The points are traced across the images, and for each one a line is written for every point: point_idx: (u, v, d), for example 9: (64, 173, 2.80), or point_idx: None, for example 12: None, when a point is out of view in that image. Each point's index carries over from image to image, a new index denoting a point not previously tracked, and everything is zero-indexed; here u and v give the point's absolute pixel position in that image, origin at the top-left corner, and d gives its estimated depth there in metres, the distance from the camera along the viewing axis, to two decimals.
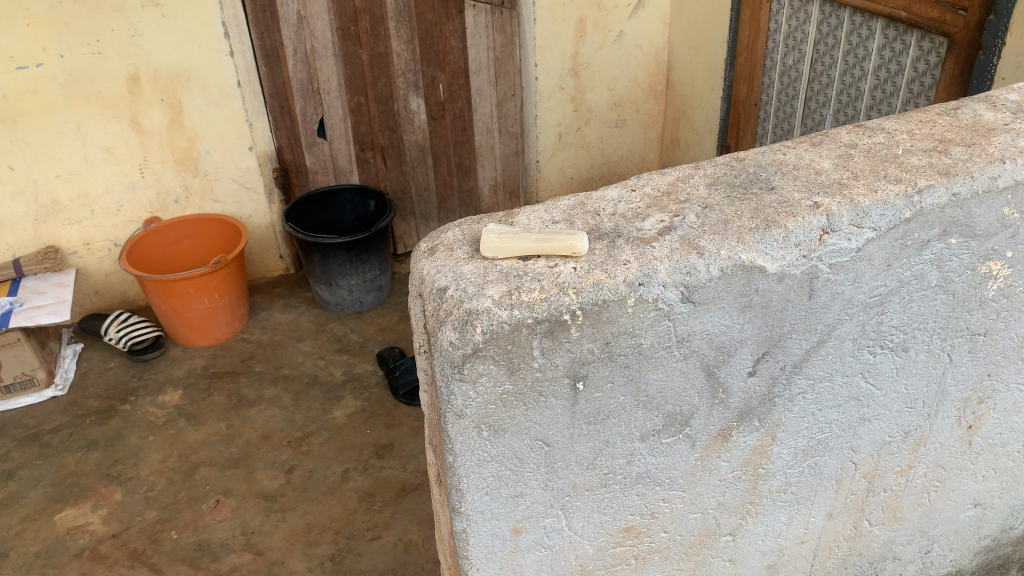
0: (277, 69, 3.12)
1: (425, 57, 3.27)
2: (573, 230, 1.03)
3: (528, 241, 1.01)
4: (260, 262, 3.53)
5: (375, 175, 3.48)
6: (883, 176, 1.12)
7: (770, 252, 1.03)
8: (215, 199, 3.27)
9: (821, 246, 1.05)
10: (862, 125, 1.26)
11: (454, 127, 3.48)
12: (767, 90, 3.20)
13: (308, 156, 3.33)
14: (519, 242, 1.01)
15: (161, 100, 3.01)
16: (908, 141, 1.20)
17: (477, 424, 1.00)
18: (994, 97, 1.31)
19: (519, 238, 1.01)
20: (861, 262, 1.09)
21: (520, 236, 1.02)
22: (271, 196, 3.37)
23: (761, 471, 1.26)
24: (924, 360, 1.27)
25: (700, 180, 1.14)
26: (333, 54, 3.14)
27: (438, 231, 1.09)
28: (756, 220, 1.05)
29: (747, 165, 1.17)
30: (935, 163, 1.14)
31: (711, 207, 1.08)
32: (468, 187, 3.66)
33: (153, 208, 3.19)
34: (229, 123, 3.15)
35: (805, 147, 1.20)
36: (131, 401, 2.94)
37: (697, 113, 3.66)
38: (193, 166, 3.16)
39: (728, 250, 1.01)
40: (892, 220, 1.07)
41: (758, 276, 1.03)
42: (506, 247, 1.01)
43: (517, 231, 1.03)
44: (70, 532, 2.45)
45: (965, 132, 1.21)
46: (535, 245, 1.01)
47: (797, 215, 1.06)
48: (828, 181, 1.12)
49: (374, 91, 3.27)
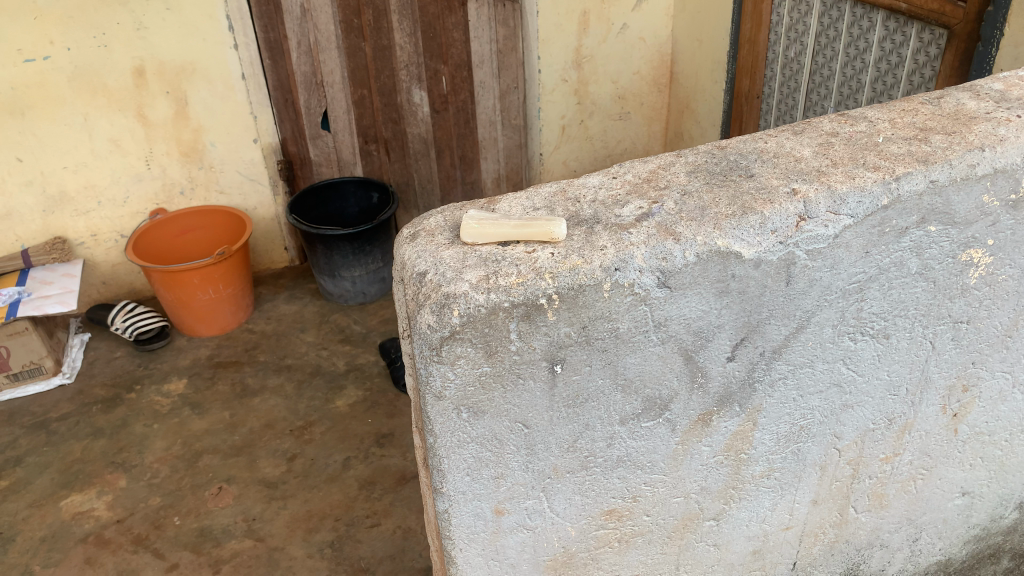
0: (281, 62, 3.15)
1: (428, 50, 3.29)
2: (552, 217, 1.05)
3: (507, 228, 1.03)
4: (265, 253, 3.56)
5: (379, 168, 3.50)
6: (861, 164, 1.13)
7: (746, 238, 1.04)
8: (220, 191, 3.30)
9: (798, 232, 1.07)
10: (846, 114, 1.27)
11: (457, 120, 3.50)
12: (770, 82, 3.20)
13: (312, 148, 3.36)
14: (498, 228, 1.03)
15: (166, 92, 3.04)
16: (889, 129, 1.21)
17: (456, 405, 1.02)
18: (979, 86, 1.31)
19: (498, 225, 1.04)
20: (839, 249, 1.10)
21: (499, 222, 1.04)
22: (276, 188, 3.40)
23: (743, 456, 1.28)
24: (906, 347, 1.28)
25: (681, 168, 1.15)
26: (336, 47, 3.17)
27: (421, 217, 1.11)
28: (733, 207, 1.07)
29: (728, 153, 1.19)
30: (914, 151, 1.15)
31: (690, 193, 1.10)
32: (471, 179, 3.68)
33: (158, 199, 3.23)
34: (234, 115, 3.18)
35: (786, 136, 1.21)
36: (137, 390, 2.98)
37: (700, 106, 3.66)
38: (199, 158, 3.20)
39: (705, 235, 1.03)
40: (869, 207, 1.09)
41: (734, 262, 1.04)
42: (486, 232, 1.03)
43: (497, 217, 1.05)
44: (75, 518, 2.49)
45: (947, 120, 1.22)
46: (513, 232, 1.03)
47: (774, 202, 1.07)
48: (807, 168, 1.13)
49: (377, 83, 3.30)
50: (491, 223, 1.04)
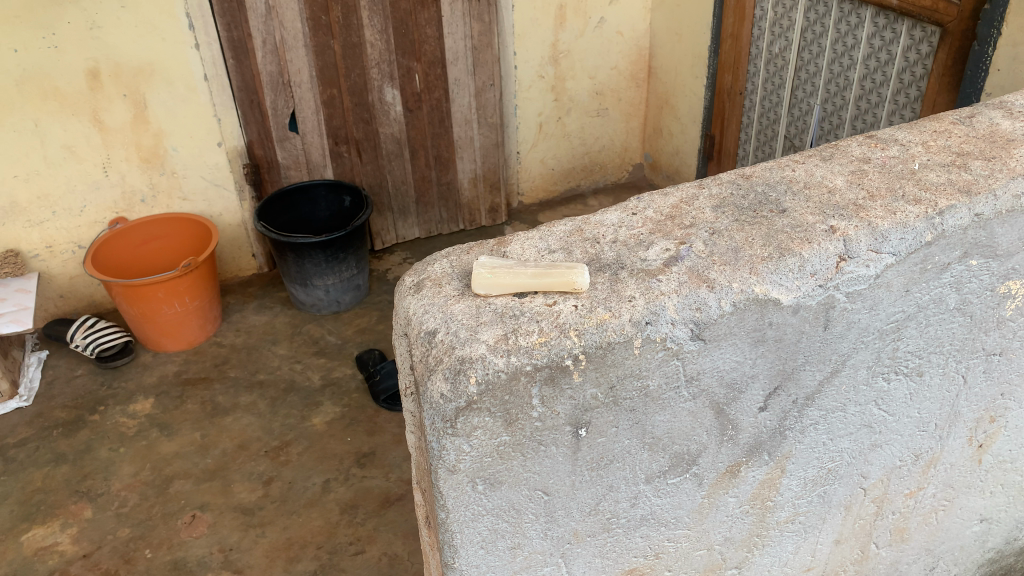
0: (246, 62, 2.98)
1: (400, 48, 3.16)
2: (572, 263, 0.95)
3: (524, 276, 0.93)
4: (232, 261, 3.41)
5: (350, 170, 3.36)
6: (900, 195, 1.04)
7: (785, 283, 0.95)
8: (184, 197, 3.14)
9: (838, 274, 0.97)
10: (874, 136, 1.18)
11: (431, 119, 3.38)
12: (753, 79, 3.12)
13: (280, 151, 3.20)
14: (515, 277, 0.93)
15: (123, 95, 2.86)
16: (924, 154, 1.12)
17: (471, 478, 0.92)
18: (1008, 102, 1.24)
19: (515, 273, 0.93)
20: (879, 289, 1.01)
21: (516, 269, 0.94)
22: (242, 193, 3.24)
23: (769, 504, 1.20)
24: (939, 382, 1.20)
25: (706, 202, 1.06)
26: (304, 45, 3.01)
27: (424, 263, 1.00)
28: (769, 248, 0.97)
29: (754, 183, 1.09)
30: (954, 179, 1.06)
31: (719, 232, 1.00)
32: (447, 180, 3.57)
33: (118, 208, 3.05)
34: (196, 118, 3.02)
35: (814, 162, 1.13)
36: (100, 411, 2.82)
37: (680, 102, 3.59)
38: (160, 164, 3.03)
39: (741, 282, 0.93)
40: (912, 244, 1.00)
41: (772, 309, 0.95)
42: (500, 284, 0.92)
43: (511, 264, 0.95)
44: (37, 554, 2.34)
45: (983, 143, 1.14)
46: (531, 281, 0.93)
47: (812, 241, 0.98)
48: (843, 201, 1.04)
49: (348, 83, 3.15)
50: (507, 268, 0.94)
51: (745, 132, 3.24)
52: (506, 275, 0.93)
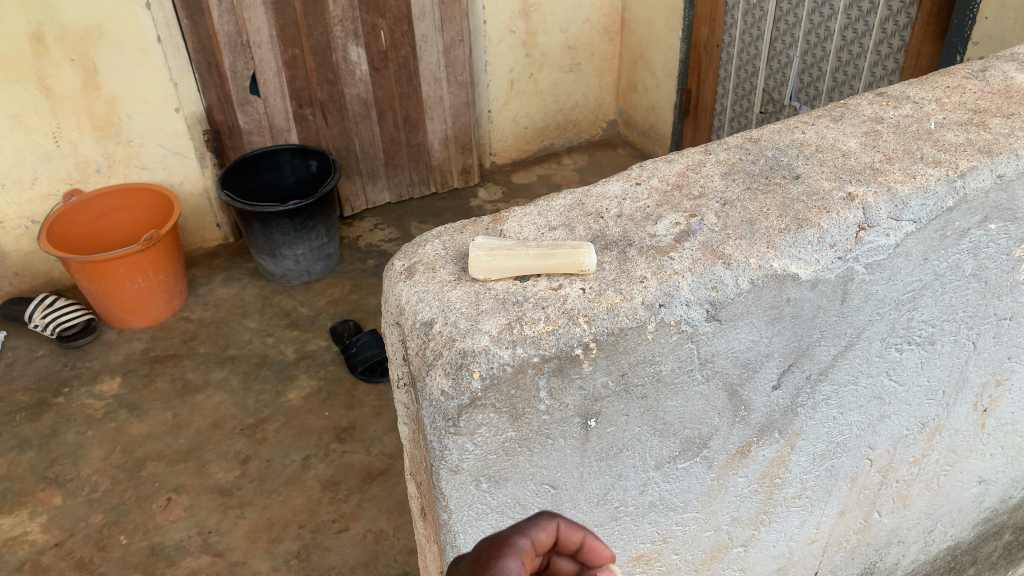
0: (200, 22, 2.82)
1: (364, 3, 3.01)
2: (577, 241, 0.88)
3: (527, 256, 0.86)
4: (196, 232, 3.28)
5: (316, 133, 3.24)
6: (919, 157, 0.98)
7: (803, 256, 0.89)
8: (142, 166, 2.99)
9: (858, 244, 0.91)
10: (884, 93, 1.12)
11: (399, 78, 3.25)
12: (730, 31, 3.03)
13: (241, 116, 3.06)
14: (515, 260, 0.85)
15: (71, 60, 2.70)
16: (939, 112, 1.06)
17: (475, 477, 0.85)
18: (1020, 54, 1.18)
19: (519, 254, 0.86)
20: (899, 258, 0.96)
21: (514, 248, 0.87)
22: (203, 160, 3.10)
23: (777, 480, 1.15)
24: (950, 349, 1.16)
25: (714, 169, 1.00)
26: (262, 3, 2.86)
27: (415, 245, 0.93)
28: (785, 219, 0.91)
29: (764, 147, 1.02)
30: (974, 139, 1.00)
31: (731, 203, 0.94)
32: (416, 141, 3.46)
33: (72, 179, 2.90)
34: (151, 82, 2.86)
35: (825, 123, 1.06)
36: (65, 393, 2.71)
37: (655, 56, 3.50)
38: (114, 132, 2.88)
39: (758, 257, 0.87)
40: (933, 210, 0.94)
41: (790, 285, 0.89)
42: (500, 267, 0.85)
43: (511, 244, 0.87)
44: (6, 545, 2.25)
45: (1000, 99, 1.08)
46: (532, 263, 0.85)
47: (831, 210, 0.92)
48: (859, 165, 0.98)
49: (310, 42, 3.01)
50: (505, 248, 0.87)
51: (723, 86, 3.16)
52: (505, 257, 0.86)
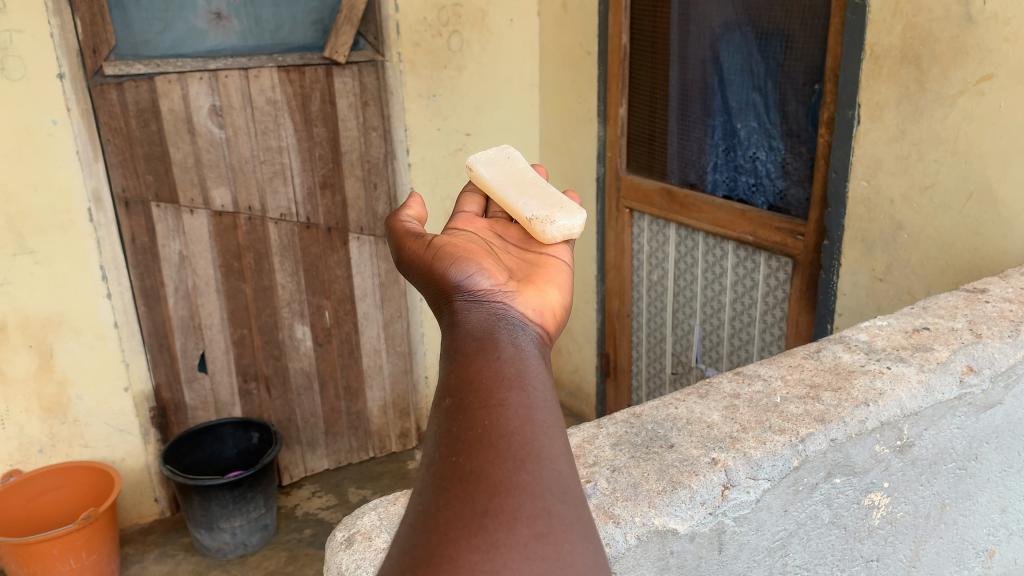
0: (157, 308, 3.07)
1: (310, 288, 3.35)
2: (540, 223, 1.11)
3: (552, 213, 1.12)
4: (133, 508, 3.26)
5: (259, 406, 3.40)
6: (768, 426, 1.21)
7: (680, 513, 1.08)
8: (85, 444, 3.05)
9: (724, 501, 1.11)
10: (741, 372, 1.38)
11: (341, 351, 3.51)
12: (637, 303, 3.40)
13: (188, 392, 3.23)
14: (526, 212, 1.15)
15: (28, 346, 2.86)
16: (783, 387, 1.31)
17: None
18: (847, 337, 1.48)
19: (561, 228, 1.09)
20: (761, 511, 1.15)
21: (536, 177, 1.34)
22: (147, 436, 3.18)
23: None
24: None
25: (605, 440, 1.21)
26: (216, 290, 3.17)
27: (353, 516, 1.08)
28: (662, 482, 1.10)
29: (644, 421, 1.25)
30: (810, 409, 1.24)
31: (619, 469, 1.14)
32: (356, 408, 3.64)
33: (13, 460, 2.94)
34: (104, 365, 3.01)
35: (693, 399, 1.30)
36: None
37: (575, 325, 3.87)
38: (62, 412, 2.98)
39: (642, 515, 1.05)
40: (782, 469, 1.15)
41: (671, 538, 1.07)
42: (538, 222, 1.12)
43: (547, 216, 1.12)
44: None
45: (829, 375, 1.35)
46: (568, 201, 1.22)
47: (698, 473, 1.11)
48: (721, 434, 1.20)
49: (258, 322, 3.29)
50: (523, 172, 1.35)
51: (637, 351, 3.49)
52: (502, 185, 1.28)
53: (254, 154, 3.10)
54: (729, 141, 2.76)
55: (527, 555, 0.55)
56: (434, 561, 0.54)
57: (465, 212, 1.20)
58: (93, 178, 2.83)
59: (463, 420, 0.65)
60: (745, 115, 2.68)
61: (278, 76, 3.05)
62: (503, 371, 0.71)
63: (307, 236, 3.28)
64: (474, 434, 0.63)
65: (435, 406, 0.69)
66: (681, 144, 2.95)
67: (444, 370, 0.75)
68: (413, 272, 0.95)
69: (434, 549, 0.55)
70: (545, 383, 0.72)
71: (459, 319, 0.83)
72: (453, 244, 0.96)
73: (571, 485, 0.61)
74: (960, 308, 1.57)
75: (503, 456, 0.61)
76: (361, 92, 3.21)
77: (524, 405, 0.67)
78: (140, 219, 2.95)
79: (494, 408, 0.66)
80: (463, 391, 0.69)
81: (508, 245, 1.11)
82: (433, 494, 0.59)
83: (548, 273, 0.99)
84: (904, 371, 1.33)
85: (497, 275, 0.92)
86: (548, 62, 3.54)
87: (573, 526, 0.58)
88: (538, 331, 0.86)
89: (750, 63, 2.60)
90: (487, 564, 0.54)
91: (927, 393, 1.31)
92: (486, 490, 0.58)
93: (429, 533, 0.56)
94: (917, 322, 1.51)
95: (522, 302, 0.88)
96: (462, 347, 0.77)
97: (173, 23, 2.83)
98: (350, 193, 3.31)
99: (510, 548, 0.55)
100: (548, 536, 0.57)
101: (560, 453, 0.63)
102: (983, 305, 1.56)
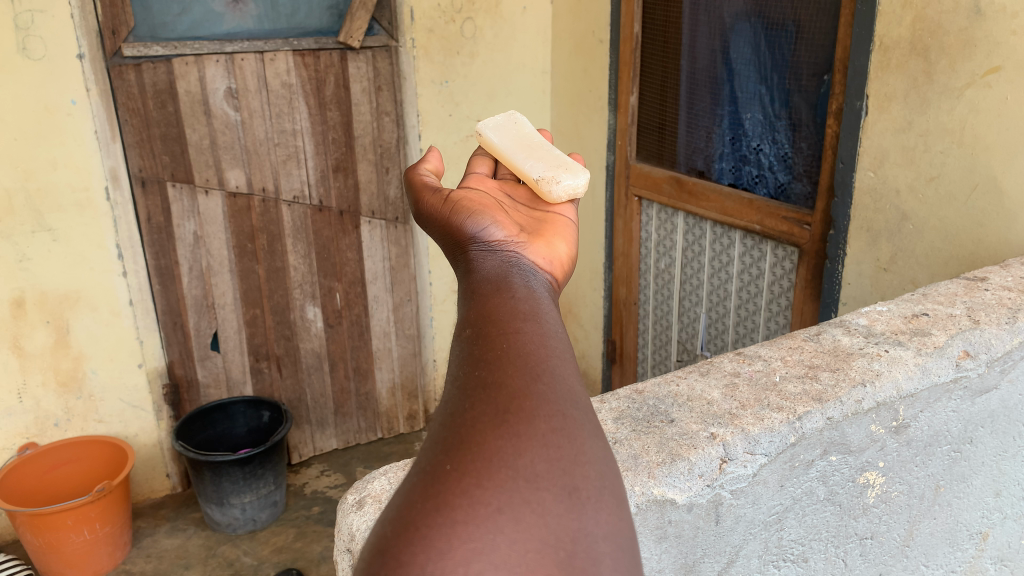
0: (171, 287, 3.12)
1: (322, 270, 3.40)
2: (548, 185, 1.14)
3: (558, 174, 1.16)
4: (145, 483, 3.32)
5: (270, 384, 3.46)
6: (766, 403, 1.24)
7: (678, 484, 1.12)
8: (99, 419, 3.11)
9: (721, 474, 1.15)
10: (742, 353, 1.42)
11: (351, 333, 3.56)
12: (644, 291, 3.43)
13: (200, 369, 3.29)
14: (531, 175, 1.19)
15: (46, 321, 2.91)
16: (782, 367, 1.36)
17: None
18: (847, 322, 1.52)
19: (566, 188, 1.13)
20: (758, 484, 1.19)
21: (542, 141, 1.37)
22: (160, 412, 3.24)
23: None
24: (823, 566, 1.34)
25: (608, 415, 1.25)
26: (229, 271, 3.23)
27: (365, 480, 1.13)
28: (662, 454, 1.14)
29: (646, 397, 1.29)
30: (808, 388, 1.28)
31: (620, 441, 1.18)
32: (365, 390, 3.69)
33: (29, 433, 3.00)
34: (118, 341, 3.07)
35: (694, 377, 1.34)
36: None
37: (582, 311, 3.90)
38: (77, 388, 3.03)
39: (641, 485, 1.09)
40: (779, 445, 1.19)
41: (669, 508, 1.11)
42: (543, 184, 1.15)
43: (553, 177, 1.15)
44: None
45: (829, 357, 1.38)
46: (573, 163, 1.25)
47: (698, 446, 1.15)
48: (720, 411, 1.23)
49: (270, 303, 3.35)
50: (529, 137, 1.38)
51: (643, 338, 3.53)
52: (510, 149, 1.31)
53: (268, 137, 3.14)
54: (736, 130, 2.78)
55: (545, 444, 0.57)
56: (463, 448, 0.56)
57: (474, 175, 1.23)
58: (110, 157, 2.88)
59: (482, 343, 0.69)
60: (752, 106, 2.70)
61: (294, 60, 3.09)
62: (518, 307, 0.75)
63: (320, 218, 3.33)
64: (495, 353, 0.66)
65: (456, 336, 0.73)
66: (689, 133, 2.97)
67: (462, 308, 0.78)
68: (431, 225, 1.00)
69: (462, 437, 0.57)
70: (558, 319, 0.75)
71: (476, 266, 0.86)
72: (468, 200, 1.00)
73: (581, 397, 0.63)
74: (960, 296, 1.60)
75: (523, 369, 0.64)
76: (374, 76, 3.25)
77: (539, 333, 0.70)
78: (155, 199, 3.00)
79: (510, 333, 0.69)
80: (482, 323, 0.73)
81: (518, 204, 1.14)
82: (459, 398, 0.61)
83: (555, 230, 1.04)
84: (902, 354, 1.37)
85: (509, 227, 0.96)
86: (560, 50, 3.57)
87: (585, 426, 0.61)
88: (548, 279, 0.89)
89: (759, 53, 2.62)
90: (510, 449, 0.56)
91: (923, 375, 1.34)
92: (508, 393, 0.60)
93: (455, 428, 0.58)
94: (916, 308, 1.55)
95: (533, 253, 0.92)
96: (478, 288, 0.81)
97: (190, 6, 2.87)
98: (362, 177, 3.36)
99: (532, 439, 0.57)
100: (564, 431, 0.59)
101: (572, 372, 0.66)
102: (982, 292, 1.60)
